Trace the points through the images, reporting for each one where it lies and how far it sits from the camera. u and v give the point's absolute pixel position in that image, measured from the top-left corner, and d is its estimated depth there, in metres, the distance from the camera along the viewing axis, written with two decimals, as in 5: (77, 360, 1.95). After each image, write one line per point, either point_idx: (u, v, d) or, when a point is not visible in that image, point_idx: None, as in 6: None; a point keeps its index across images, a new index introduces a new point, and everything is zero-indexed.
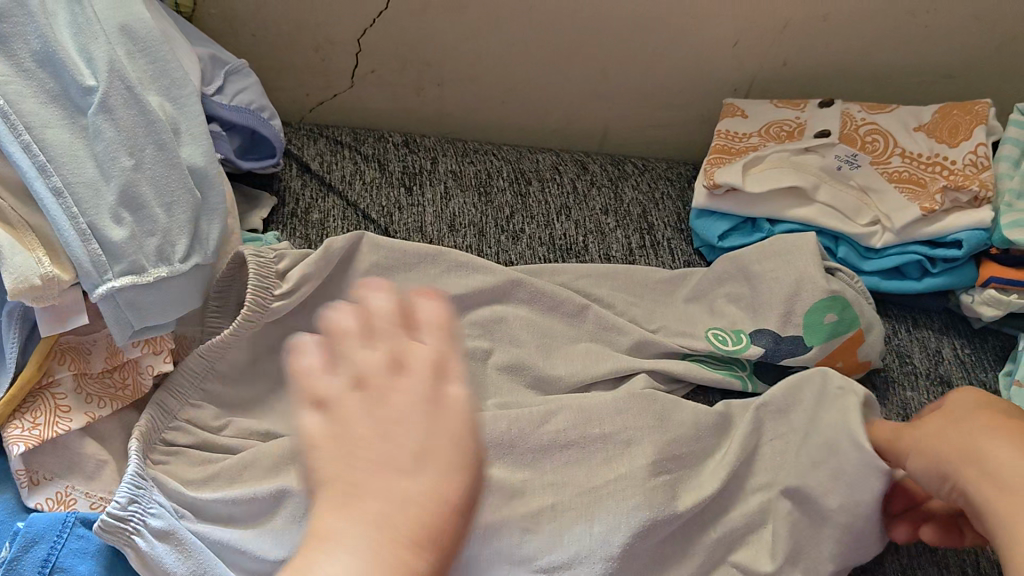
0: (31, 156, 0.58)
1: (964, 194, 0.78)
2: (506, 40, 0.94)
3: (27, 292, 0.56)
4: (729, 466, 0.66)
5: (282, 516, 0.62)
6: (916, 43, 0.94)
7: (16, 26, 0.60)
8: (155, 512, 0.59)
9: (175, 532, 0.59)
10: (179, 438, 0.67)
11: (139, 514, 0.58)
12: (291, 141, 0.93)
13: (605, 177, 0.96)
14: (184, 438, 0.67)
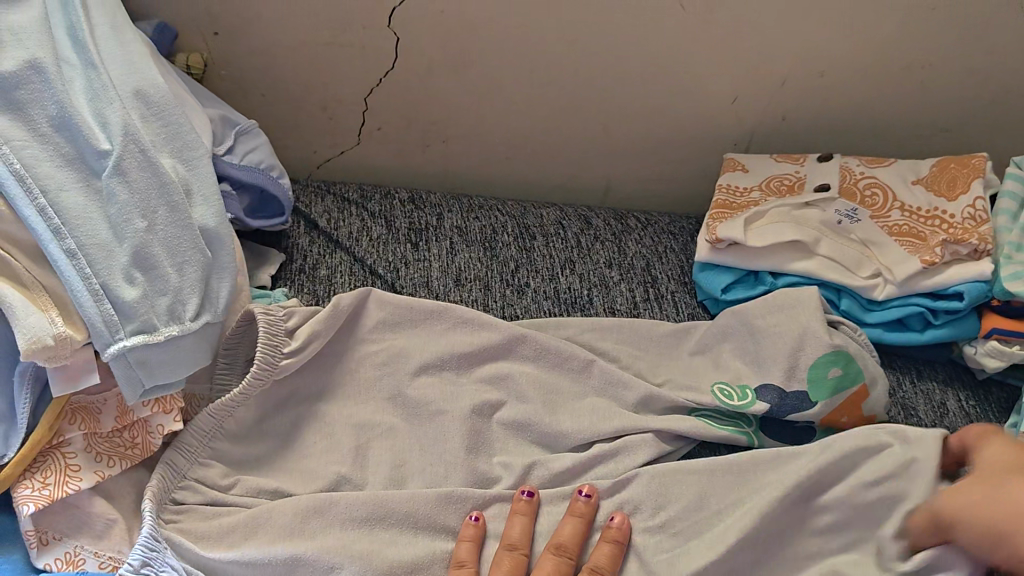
0: (46, 219, 0.59)
1: (964, 247, 0.79)
2: (511, 97, 0.96)
3: (40, 352, 0.57)
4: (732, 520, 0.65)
5: None
6: (912, 97, 0.95)
7: (34, 93, 0.62)
8: None
9: None
10: (187, 498, 0.67)
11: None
12: (299, 199, 0.95)
13: (609, 231, 0.97)
14: (193, 498, 0.67)
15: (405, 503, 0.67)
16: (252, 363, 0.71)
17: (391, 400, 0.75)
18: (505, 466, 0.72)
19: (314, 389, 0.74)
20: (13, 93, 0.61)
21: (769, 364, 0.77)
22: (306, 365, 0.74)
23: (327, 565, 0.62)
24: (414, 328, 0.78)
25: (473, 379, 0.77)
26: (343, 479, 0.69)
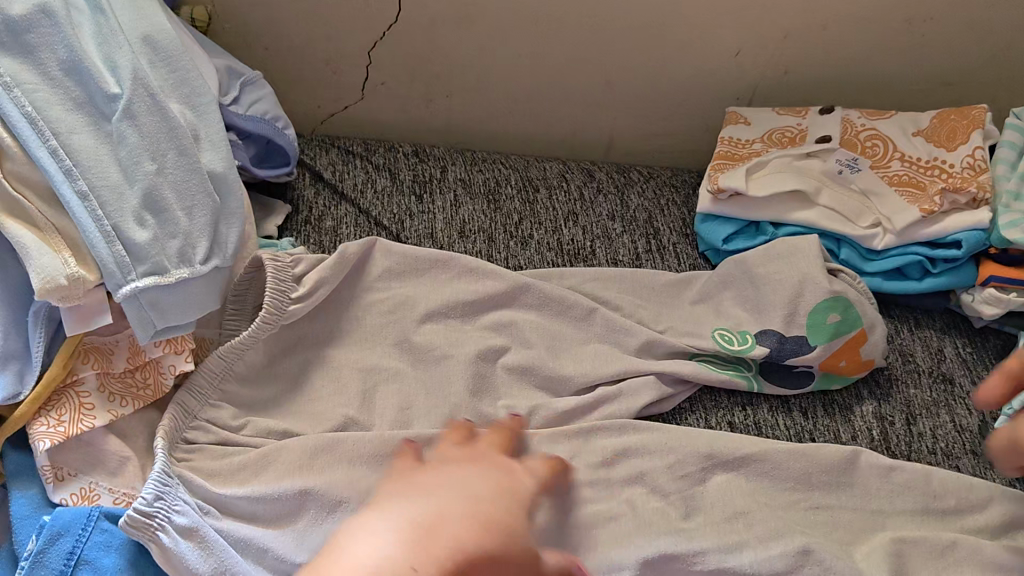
0: (58, 160, 0.60)
1: (962, 196, 0.80)
2: (514, 52, 0.96)
3: (54, 291, 0.58)
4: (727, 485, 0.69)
5: (306, 518, 0.64)
6: (913, 51, 0.96)
7: (44, 36, 0.62)
8: (180, 509, 0.61)
9: (198, 530, 0.61)
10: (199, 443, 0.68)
11: (162, 518, 0.60)
12: (304, 152, 0.95)
13: (611, 185, 0.98)
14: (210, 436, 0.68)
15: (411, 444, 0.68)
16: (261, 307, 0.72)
17: (397, 346, 0.76)
18: (510, 409, 0.73)
19: (322, 335, 0.76)
20: (24, 38, 0.62)
21: (769, 311, 0.78)
22: (315, 312, 0.76)
23: (335, 501, 0.64)
24: (420, 276, 0.79)
25: (478, 326, 0.78)
26: (352, 421, 0.71)
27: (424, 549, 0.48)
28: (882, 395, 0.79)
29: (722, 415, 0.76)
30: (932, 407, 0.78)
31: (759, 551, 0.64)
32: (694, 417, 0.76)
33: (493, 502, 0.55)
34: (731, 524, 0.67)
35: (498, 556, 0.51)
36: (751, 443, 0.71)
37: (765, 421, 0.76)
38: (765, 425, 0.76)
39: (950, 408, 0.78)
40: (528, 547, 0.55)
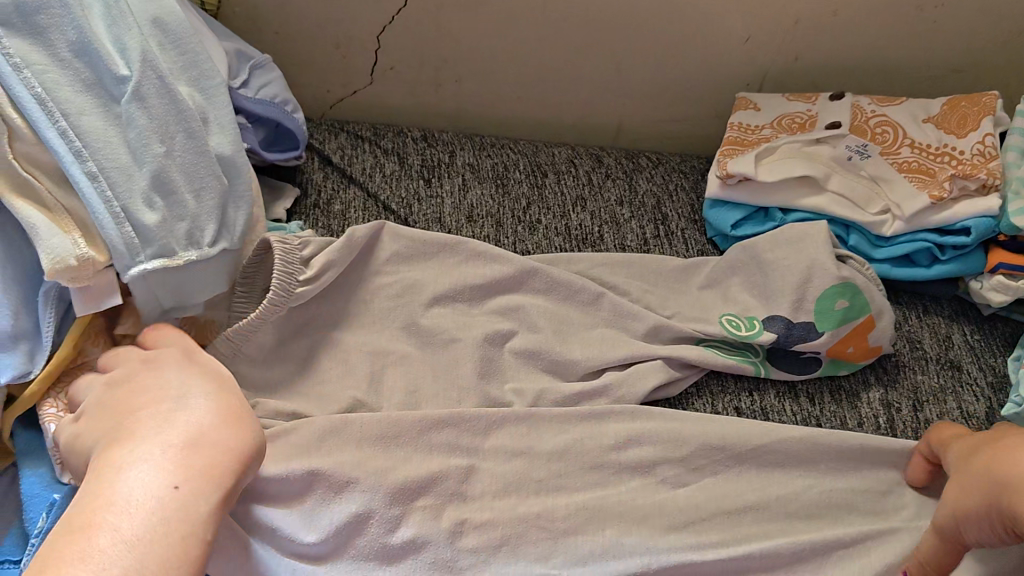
0: (68, 142, 0.60)
1: (972, 182, 0.80)
2: (523, 36, 0.96)
3: (63, 272, 0.59)
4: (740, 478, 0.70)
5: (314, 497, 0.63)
6: (925, 37, 0.95)
7: (54, 18, 0.62)
8: None
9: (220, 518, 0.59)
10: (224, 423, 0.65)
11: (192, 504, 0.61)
12: (313, 135, 0.96)
13: (620, 170, 0.98)
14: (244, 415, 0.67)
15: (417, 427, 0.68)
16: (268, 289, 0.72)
17: (405, 330, 0.76)
18: (517, 393, 0.73)
19: (330, 318, 0.76)
20: (34, 19, 0.61)
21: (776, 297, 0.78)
22: (324, 295, 0.76)
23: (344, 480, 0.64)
24: (428, 261, 0.79)
25: (485, 310, 0.78)
26: (360, 403, 0.71)
27: (185, 469, 0.53)
28: (890, 381, 0.79)
29: (730, 400, 0.77)
30: (939, 393, 0.78)
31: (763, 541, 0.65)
32: (701, 402, 0.76)
33: (227, 398, 0.60)
34: (740, 516, 0.67)
35: (240, 449, 0.57)
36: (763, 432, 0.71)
37: (772, 406, 0.77)
38: (772, 410, 0.76)
39: (958, 395, 0.78)
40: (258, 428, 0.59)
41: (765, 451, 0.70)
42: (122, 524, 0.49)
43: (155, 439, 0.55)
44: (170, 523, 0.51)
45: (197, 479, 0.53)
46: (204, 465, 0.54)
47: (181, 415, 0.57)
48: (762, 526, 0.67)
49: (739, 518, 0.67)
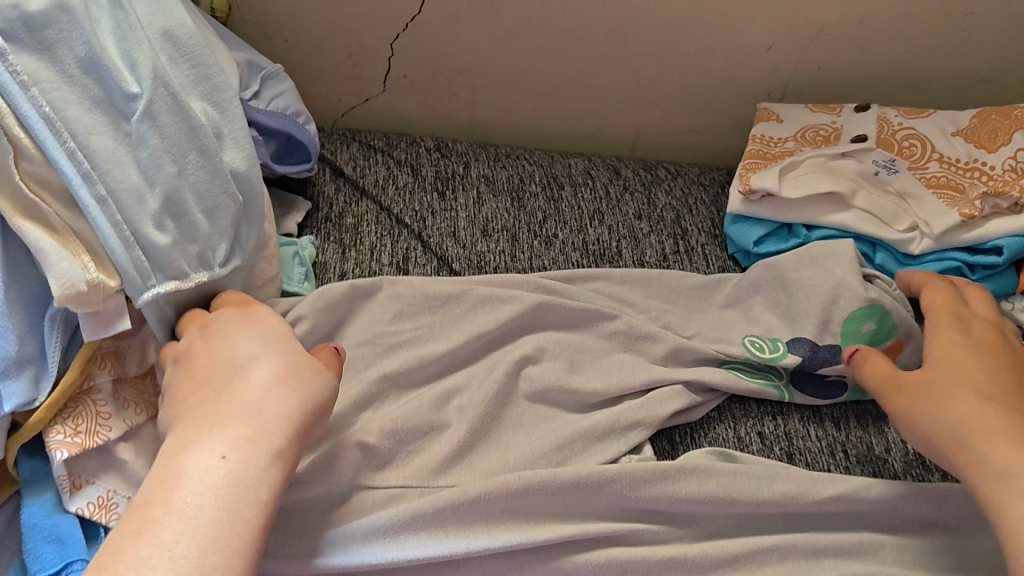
0: (77, 163, 0.58)
1: (1004, 200, 0.78)
2: (541, 44, 0.94)
3: (72, 298, 0.56)
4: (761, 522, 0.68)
5: (416, 523, 0.60)
6: (952, 47, 0.93)
7: (61, 32, 0.59)
8: None
9: None
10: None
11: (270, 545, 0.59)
12: (325, 146, 0.94)
13: (638, 182, 0.95)
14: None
15: (432, 455, 0.66)
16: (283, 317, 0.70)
17: None
18: (533, 418, 0.72)
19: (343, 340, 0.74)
20: (42, 34, 0.59)
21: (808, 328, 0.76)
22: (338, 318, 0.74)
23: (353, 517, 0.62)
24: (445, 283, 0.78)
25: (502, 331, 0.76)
26: None
27: (240, 434, 0.50)
28: None
29: (753, 424, 0.75)
30: None
31: None
32: (723, 427, 0.75)
33: (283, 358, 0.56)
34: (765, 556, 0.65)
35: (297, 415, 0.53)
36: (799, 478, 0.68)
37: (796, 432, 0.75)
38: (796, 436, 0.75)
39: None
40: (316, 395, 0.55)
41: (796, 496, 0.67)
42: (174, 496, 0.46)
43: (220, 417, 0.51)
44: (227, 507, 0.46)
45: (249, 447, 0.50)
46: (262, 435, 0.51)
47: (244, 382, 0.53)
48: (787, 565, 0.65)
49: (762, 560, 0.65)
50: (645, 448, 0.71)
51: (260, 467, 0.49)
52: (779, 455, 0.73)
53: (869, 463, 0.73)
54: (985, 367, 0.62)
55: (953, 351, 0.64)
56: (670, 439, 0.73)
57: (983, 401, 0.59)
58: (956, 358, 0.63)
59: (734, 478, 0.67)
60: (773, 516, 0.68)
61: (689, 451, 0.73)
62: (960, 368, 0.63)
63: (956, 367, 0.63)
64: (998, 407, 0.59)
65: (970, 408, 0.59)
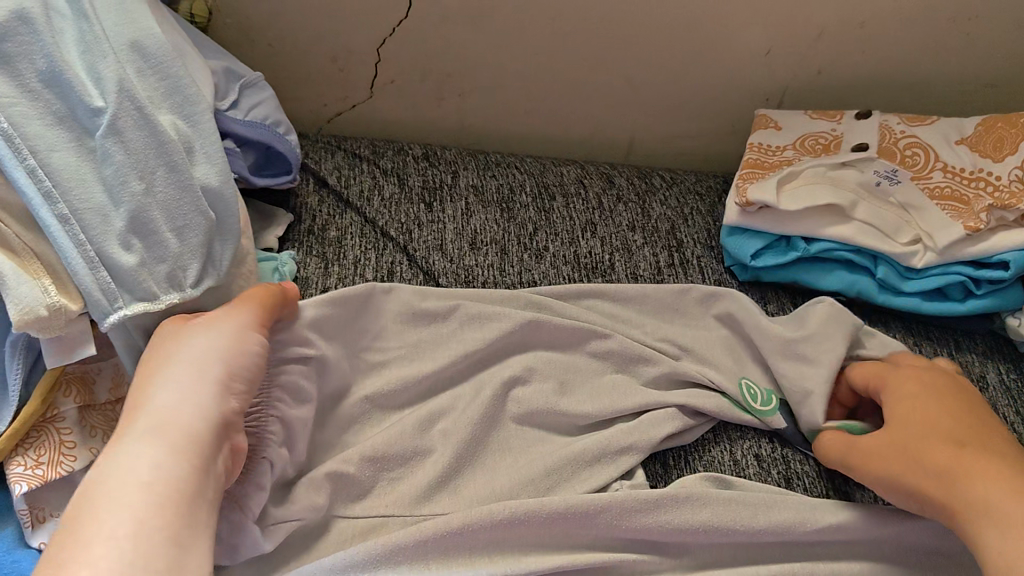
0: (36, 182, 0.55)
1: (1011, 213, 0.75)
2: (532, 48, 0.91)
3: (33, 323, 0.53)
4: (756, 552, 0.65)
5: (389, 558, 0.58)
6: (956, 51, 0.90)
7: (22, 45, 0.57)
8: None
9: None
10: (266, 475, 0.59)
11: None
12: (309, 154, 0.91)
13: (632, 191, 0.93)
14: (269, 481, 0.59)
15: (414, 484, 0.64)
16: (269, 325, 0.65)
17: None
18: (520, 442, 0.69)
19: None
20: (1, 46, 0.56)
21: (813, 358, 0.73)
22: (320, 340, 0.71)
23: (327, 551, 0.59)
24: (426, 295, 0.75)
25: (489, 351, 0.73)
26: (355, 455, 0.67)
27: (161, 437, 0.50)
28: None
29: (749, 447, 0.72)
30: None
31: None
32: (719, 449, 0.72)
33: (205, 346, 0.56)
34: None
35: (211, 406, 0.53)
36: (798, 507, 0.66)
37: (794, 455, 0.73)
38: (794, 459, 0.72)
39: None
40: (219, 361, 0.55)
41: (790, 525, 0.65)
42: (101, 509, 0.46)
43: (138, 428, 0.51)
44: (129, 504, 0.47)
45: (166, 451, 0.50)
46: (150, 424, 0.51)
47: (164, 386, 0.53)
48: None
49: None
50: (636, 472, 0.69)
51: (155, 452, 0.49)
52: (777, 480, 0.71)
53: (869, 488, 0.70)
54: (954, 417, 0.63)
55: (917, 400, 0.65)
56: (663, 463, 0.71)
57: (959, 448, 0.60)
58: (925, 406, 0.64)
59: (730, 507, 0.65)
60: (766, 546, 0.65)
61: (684, 476, 0.70)
62: (929, 418, 0.63)
63: (921, 418, 0.64)
64: (972, 450, 0.60)
65: (949, 455, 0.60)
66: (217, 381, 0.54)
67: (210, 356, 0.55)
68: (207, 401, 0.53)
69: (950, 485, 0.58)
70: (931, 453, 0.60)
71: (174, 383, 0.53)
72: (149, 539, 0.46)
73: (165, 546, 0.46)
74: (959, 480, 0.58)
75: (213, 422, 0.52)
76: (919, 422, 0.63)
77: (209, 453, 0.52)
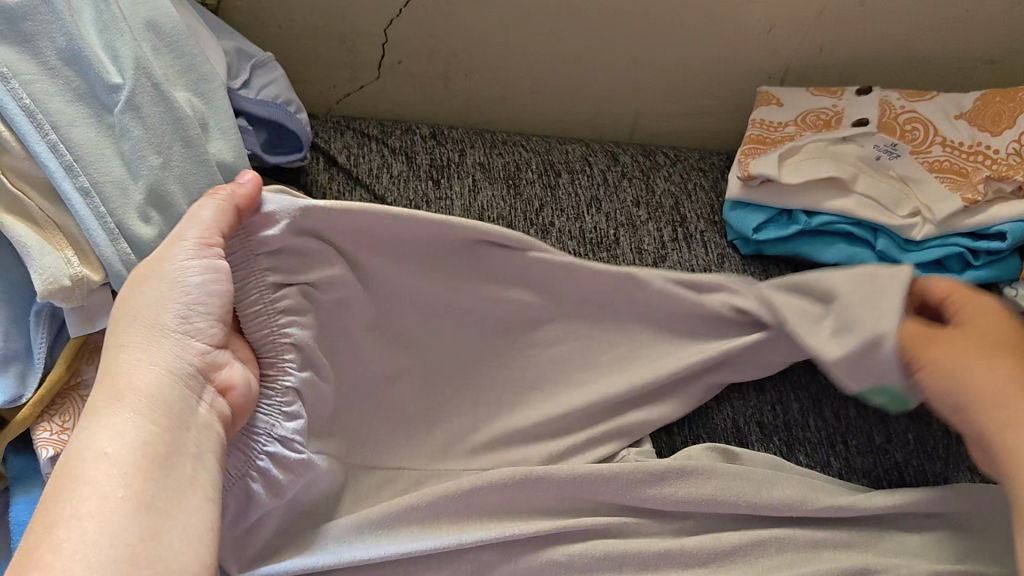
0: (58, 156, 0.57)
1: (1009, 184, 0.76)
2: (536, 28, 0.92)
3: (57, 293, 0.55)
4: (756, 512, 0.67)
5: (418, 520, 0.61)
6: (955, 30, 0.91)
7: (42, 24, 0.59)
8: None
9: None
10: (281, 422, 0.57)
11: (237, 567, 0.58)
12: (318, 134, 0.93)
13: (636, 168, 0.94)
14: (290, 427, 0.57)
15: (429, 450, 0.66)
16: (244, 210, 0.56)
17: None
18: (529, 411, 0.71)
19: None
20: (20, 25, 0.58)
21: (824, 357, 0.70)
22: None
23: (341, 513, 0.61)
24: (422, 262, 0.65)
25: None
26: None
27: (122, 408, 0.48)
28: None
29: (752, 413, 0.75)
30: None
31: None
32: (722, 417, 0.75)
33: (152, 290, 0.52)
34: (762, 547, 0.65)
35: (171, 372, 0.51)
36: (800, 486, 0.67)
37: (795, 421, 0.76)
38: (796, 425, 0.75)
39: None
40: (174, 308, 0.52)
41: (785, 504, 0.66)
42: (90, 483, 0.45)
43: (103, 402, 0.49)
44: (108, 481, 0.46)
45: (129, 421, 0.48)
46: (107, 394, 0.49)
47: (124, 355, 0.51)
48: (784, 557, 0.65)
49: (759, 551, 0.65)
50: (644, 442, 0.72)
51: (116, 421, 0.48)
52: (778, 447, 0.75)
53: (868, 454, 0.74)
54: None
55: (992, 317, 0.61)
56: (670, 429, 0.74)
57: (997, 349, 0.59)
58: (993, 320, 0.61)
59: (734, 481, 0.66)
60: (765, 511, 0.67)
61: (689, 444, 0.74)
62: (992, 332, 0.60)
63: (989, 339, 0.59)
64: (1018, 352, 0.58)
65: (996, 362, 0.58)
66: (175, 337, 0.52)
67: (161, 306, 0.52)
68: (167, 361, 0.51)
69: (1000, 393, 0.57)
70: (976, 355, 0.58)
71: (133, 344, 0.51)
72: (117, 514, 0.45)
73: (137, 517, 0.46)
74: (1000, 391, 0.57)
75: (176, 383, 0.51)
76: (979, 335, 0.60)
77: (180, 417, 0.50)
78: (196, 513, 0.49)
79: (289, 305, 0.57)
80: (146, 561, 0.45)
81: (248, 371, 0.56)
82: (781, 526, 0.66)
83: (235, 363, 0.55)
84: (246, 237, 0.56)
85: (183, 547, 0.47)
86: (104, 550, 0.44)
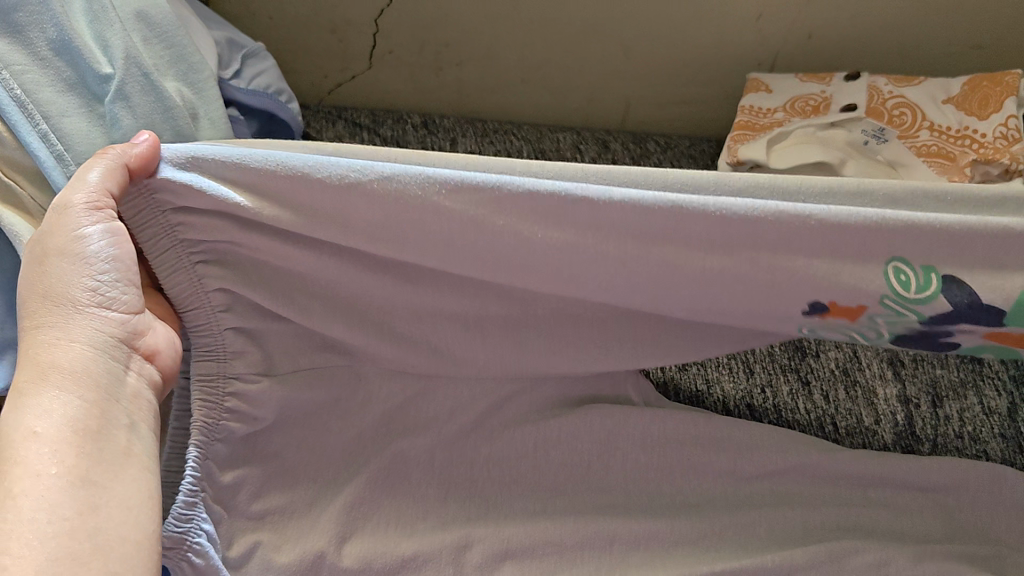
0: (49, 145, 0.57)
1: (995, 167, 0.77)
2: (525, 17, 0.92)
3: None
4: (743, 493, 0.68)
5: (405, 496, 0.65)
6: (945, 15, 0.91)
7: (32, 15, 0.60)
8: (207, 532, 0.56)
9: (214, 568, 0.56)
10: (232, 362, 0.57)
11: (200, 516, 0.56)
12: (310, 124, 0.94)
13: (627, 156, 0.95)
14: (242, 364, 0.57)
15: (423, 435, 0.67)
16: (136, 168, 0.50)
17: None
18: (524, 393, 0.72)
19: None
20: (12, 17, 0.59)
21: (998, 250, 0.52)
22: None
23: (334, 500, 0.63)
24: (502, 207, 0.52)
25: None
26: None
27: (43, 380, 0.46)
28: (907, 375, 0.79)
29: (741, 396, 0.77)
30: (959, 388, 0.78)
31: (770, 554, 0.64)
32: (713, 400, 0.77)
33: (56, 263, 0.48)
34: (749, 528, 0.66)
35: (90, 342, 0.48)
36: (783, 465, 0.69)
37: (786, 404, 0.77)
38: (786, 408, 0.77)
39: (979, 389, 0.78)
40: (86, 280, 0.48)
41: (763, 481, 0.69)
42: (20, 459, 0.43)
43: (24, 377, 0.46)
44: (39, 459, 0.43)
45: (51, 394, 0.45)
46: (26, 371, 0.46)
47: (37, 329, 0.47)
48: (772, 537, 0.66)
49: (747, 531, 0.66)
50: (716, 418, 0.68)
51: (41, 398, 0.45)
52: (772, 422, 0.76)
53: (859, 434, 0.75)
54: None
55: None
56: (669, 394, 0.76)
57: None
58: None
59: (710, 463, 0.69)
60: (752, 491, 0.69)
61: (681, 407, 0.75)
62: None
63: None
64: None
65: None
66: (91, 314, 0.48)
67: (68, 283, 0.48)
68: (87, 336, 0.48)
69: None
70: None
71: (46, 324, 0.48)
72: (52, 489, 0.43)
73: (75, 491, 0.43)
74: None
75: (100, 356, 0.48)
76: None
77: (108, 390, 0.48)
78: (132, 483, 0.47)
79: (207, 256, 0.54)
80: (87, 533, 0.43)
81: (169, 330, 0.55)
82: (769, 505, 0.68)
83: (156, 327, 0.53)
84: (147, 196, 0.51)
85: (123, 516, 0.46)
86: (42, 527, 0.41)
